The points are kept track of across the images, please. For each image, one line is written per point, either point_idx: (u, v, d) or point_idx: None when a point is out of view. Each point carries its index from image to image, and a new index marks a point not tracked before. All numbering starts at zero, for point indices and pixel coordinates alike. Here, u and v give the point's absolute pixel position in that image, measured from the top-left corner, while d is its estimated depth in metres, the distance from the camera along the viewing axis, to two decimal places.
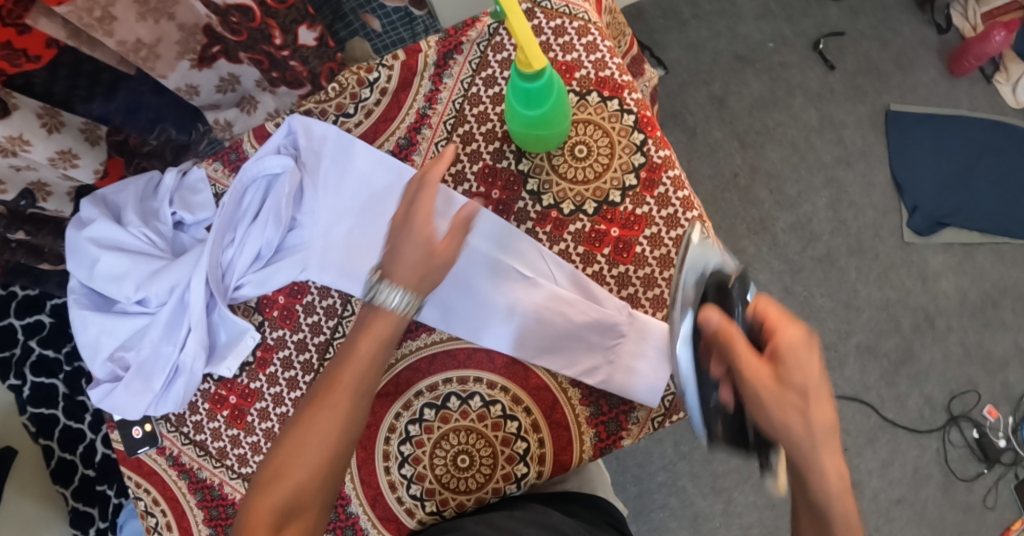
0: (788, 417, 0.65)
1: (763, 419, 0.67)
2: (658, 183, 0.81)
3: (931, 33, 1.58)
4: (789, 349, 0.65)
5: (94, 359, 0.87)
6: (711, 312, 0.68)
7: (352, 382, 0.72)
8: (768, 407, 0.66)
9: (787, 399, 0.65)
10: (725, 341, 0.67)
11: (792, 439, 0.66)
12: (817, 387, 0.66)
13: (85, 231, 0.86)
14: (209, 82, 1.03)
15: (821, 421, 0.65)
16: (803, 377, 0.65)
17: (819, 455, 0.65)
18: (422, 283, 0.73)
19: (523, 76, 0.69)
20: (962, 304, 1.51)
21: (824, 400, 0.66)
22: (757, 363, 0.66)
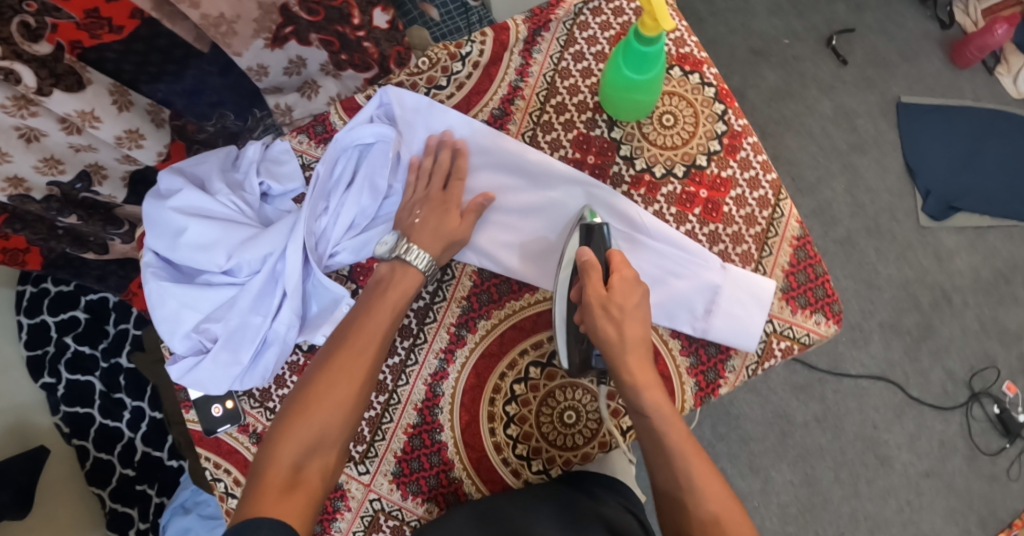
0: (605, 326, 0.74)
1: (598, 336, 0.75)
2: (740, 148, 0.85)
3: (934, 28, 1.67)
4: (620, 270, 0.76)
5: (174, 333, 0.83)
6: (586, 249, 0.77)
7: (377, 327, 0.77)
8: (596, 321, 0.75)
9: (611, 312, 0.74)
10: (584, 268, 0.76)
11: (604, 344, 0.75)
12: (634, 309, 0.75)
13: (169, 200, 0.83)
14: (278, 64, 1.03)
15: (635, 332, 0.74)
16: (624, 301, 0.75)
17: (630, 357, 0.74)
18: (443, 247, 0.80)
19: (641, 40, 0.70)
20: (976, 281, 1.58)
21: (640, 318, 0.75)
22: (598, 281, 0.76)
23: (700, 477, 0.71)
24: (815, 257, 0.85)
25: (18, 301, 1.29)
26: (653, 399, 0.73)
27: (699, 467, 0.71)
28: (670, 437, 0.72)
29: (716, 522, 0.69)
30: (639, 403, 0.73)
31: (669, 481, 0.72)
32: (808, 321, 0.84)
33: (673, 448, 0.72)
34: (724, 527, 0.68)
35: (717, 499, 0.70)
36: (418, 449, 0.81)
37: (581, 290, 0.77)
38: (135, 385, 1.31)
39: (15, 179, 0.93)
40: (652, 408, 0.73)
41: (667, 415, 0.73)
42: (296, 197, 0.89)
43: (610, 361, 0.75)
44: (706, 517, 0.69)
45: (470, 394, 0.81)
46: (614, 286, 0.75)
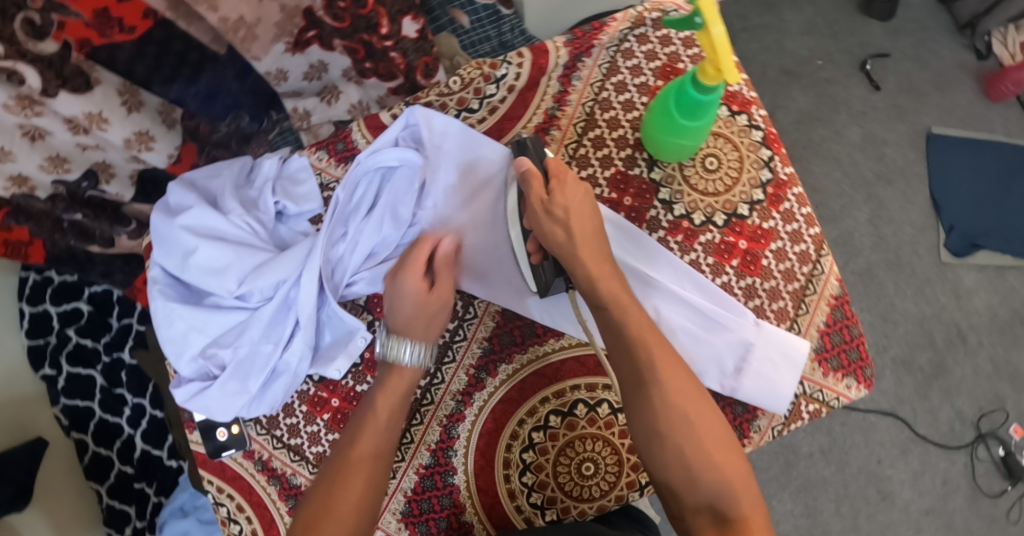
0: (553, 230, 0.72)
1: (545, 239, 0.73)
2: (783, 199, 0.82)
3: (970, 58, 1.61)
4: (559, 176, 0.73)
5: (181, 356, 0.80)
6: (523, 158, 0.74)
7: (376, 431, 0.71)
8: (541, 226, 0.73)
9: (555, 212, 0.72)
10: (525, 177, 0.73)
11: (554, 245, 0.73)
12: (580, 208, 0.72)
13: (179, 217, 0.79)
14: (297, 69, 0.99)
15: (583, 228, 0.72)
16: (568, 202, 0.72)
17: (583, 251, 0.71)
18: (430, 330, 0.75)
19: (700, 87, 0.66)
20: (992, 321, 1.54)
21: (587, 216, 0.72)
22: (540, 187, 0.73)
23: (666, 374, 0.67)
24: (852, 317, 0.82)
25: (20, 289, 1.23)
26: (608, 291, 0.71)
27: (663, 361, 0.68)
28: (634, 330, 0.69)
29: (685, 419, 0.65)
30: (594, 296, 0.71)
31: (634, 379, 0.68)
32: (839, 385, 0.81)
33: (639, 343, 0.69)
34: (692, 424, 0.65)
35: (684, 399, 0.66)
36: (428, 490, 0.77)
37: (524, 200, 0.75)
38: (136, 382, 1.27)
39: (18, 177, 0.92)
40: (609, 302, 0.71)
41: (625, 307, 0.71)
42: (312, 217, 0.84)
43: (561, 260, 0.73)
44: (674, 414, 0.66)
45: (486, 439, 0.78)
46: (555, 190, 0.72)
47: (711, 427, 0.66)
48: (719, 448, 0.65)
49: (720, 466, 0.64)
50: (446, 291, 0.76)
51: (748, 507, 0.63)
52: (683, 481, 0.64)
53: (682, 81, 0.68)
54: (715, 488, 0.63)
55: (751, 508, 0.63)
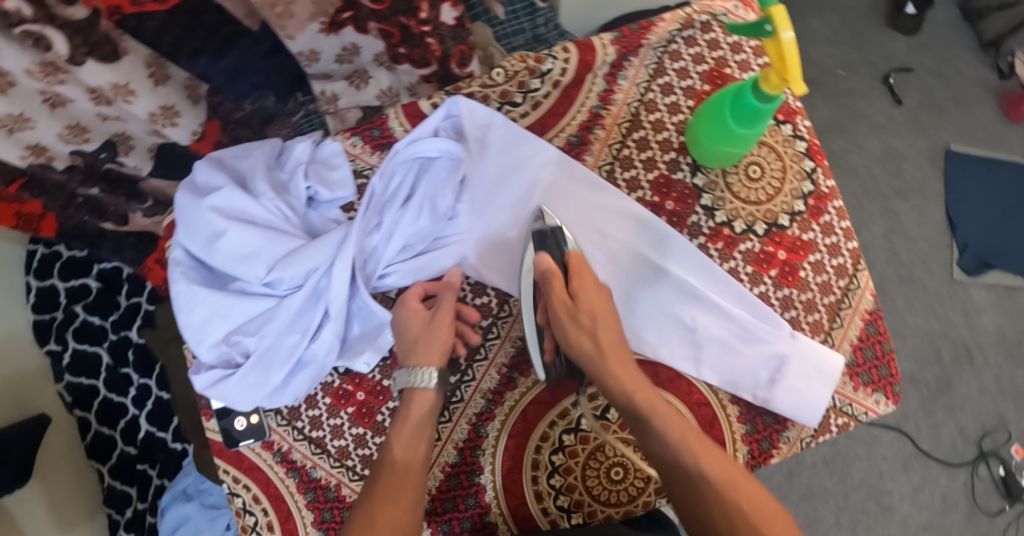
0: (578, 338, 0.73)
1: (573, 349, 0.73)
2: (824, 211, 0.81)
3: (991, 76, 1.56)
4: (580, 273, 0.74)
5: (201, 342, 0.77)
6: (543, 255, 0.74)
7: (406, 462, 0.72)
8: (569, 335, 0.74)
9: (580, 319, 0.73)
10: (545, 276, 0.74)
11: (580, 352, 0.74)
12: (605, 313, 0.74)
13: (208, 198, 0.77)
14: (330, 50, 0.96)
15: (609, 338, 0.74)
16: (593, 308, 0.73)
17: (610, 362, 0.73)
18: (439, 350, 0.75)
19: (760, 96, 0.68)
20: (1000, 339, 1.48)
21: (610, 323, 0.74)
22: (561, 288, 0.74)
23: (712, 470, 0.68)
24: (885, 333, 0.81)
25: (29, 261, 1.20)
26: (640, 397, 0.72)
27: (706, 456, 0.69)
28: (675, 437, 0.70)
29: (739, 512, 0.67)
30: (630, 407, 0.72)
31: (683, 480, 0.69)
32: (868, 400, 0.80)
33: (680, 446, 0.69)
34: (747, 514, 0.67)
35: (735, 484, 0.68)
36: (453, 489, 0.76)
37: (546, 299, 0.75)
38: (143, 362, 1.24)
39: (36, 147, 0.86)
40: (645, 410, 0.71)
41: (660, 413, 0.71)
42: (344, 205, 0.82)
43: (590, 370, 0.73)
44: (728, 506, 0.67)
45: (515, 440, 0.76)
46: (578, 293, 0.73)
47: (768, 513, 0.67)
48: (781, 532, 0.66)
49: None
50: (446, 313, 0.76)
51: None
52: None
53: (741, 87, 0.70)
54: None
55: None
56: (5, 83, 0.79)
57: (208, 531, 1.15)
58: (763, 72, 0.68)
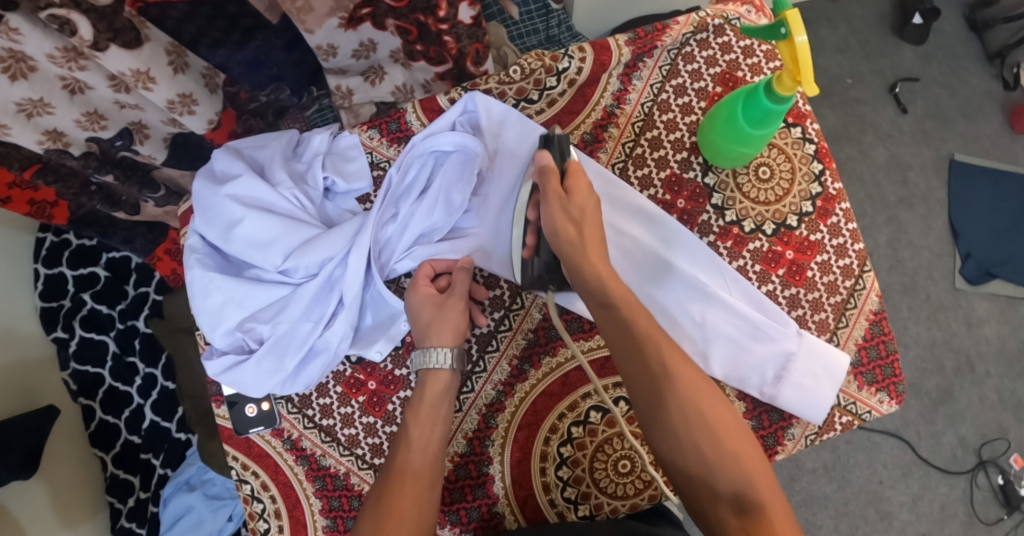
0: (565, 228, 0.72)
1: (556, 236, 0.72)
2: (832, 213, 0.82)
3: (997, 87, 1.56)
4: (578, 174, 0.74)
5: (216, 328, 0.79)
6: (545, 153, 0.75)
7: (421, 451, 0.72)
8: (555, 221, 0.72)
9: (570, 210, 0.72)
10: (543, 172, 0.74)
11: (562, 244, 0.72)
12: (593, 214, 0.73)
13: (226, 186, 0.78)
14: (348, 45, 0.96)
15: (594, 234, 0.72)
16: (583, 203, 0.73)
17: (592, 254, 0.71)
18: (452, 331, 0.75)
19: (773, 99, 0.69)
20: (1001, 351, 1.49)
21: (598, 222, 0.73)
22: (556, 183, 0.73)
23: (675, 366, 0.67)
24: (889, 334, 0.82)
25: (37, 249, 1.22)
26: (615, 289, 0.70)
27: (676, 362, 0.67)
28: (643, 327, 0.68)
29: (697, 411, 0.66)
30: (604, 298, 0.70)
31: (645, 372, 0.67)
32: (871, 399, 0.81)
33: (647, 338, 0.68)
34: (707, 415, 0.66)
35: (696, 385, 0.67)
36: (462, 479, 0.78)
37: (540, 197, 0.74)
38: (149, 351, 1.26)
39: (53, 132, 0.86)
40: (619, 299, 0.70)
41: (632, 304, 0.70)
42: (360, 196, 0.83)
43: (567, 259, 0.72)
44: (686, 402, 0.66)
45: (525, 431, 0.78)
46: (573, 190, 0.73)
47: (724, 419, 0.66)
48: (737, 440, 0.65)
49: (737, 456, 0.64)
50: (458, 293, 0.76)
51: (768, 497, 0.62)
52: (700, 472, 0.64)
53: (755, 89, 0.71)
54: (732, 477, 0.63)
55: (773, 500, 0.62)
56: (26, 68, 0.78)
57: (211, 520, 1.17)
58: (777, 73, 0.69)
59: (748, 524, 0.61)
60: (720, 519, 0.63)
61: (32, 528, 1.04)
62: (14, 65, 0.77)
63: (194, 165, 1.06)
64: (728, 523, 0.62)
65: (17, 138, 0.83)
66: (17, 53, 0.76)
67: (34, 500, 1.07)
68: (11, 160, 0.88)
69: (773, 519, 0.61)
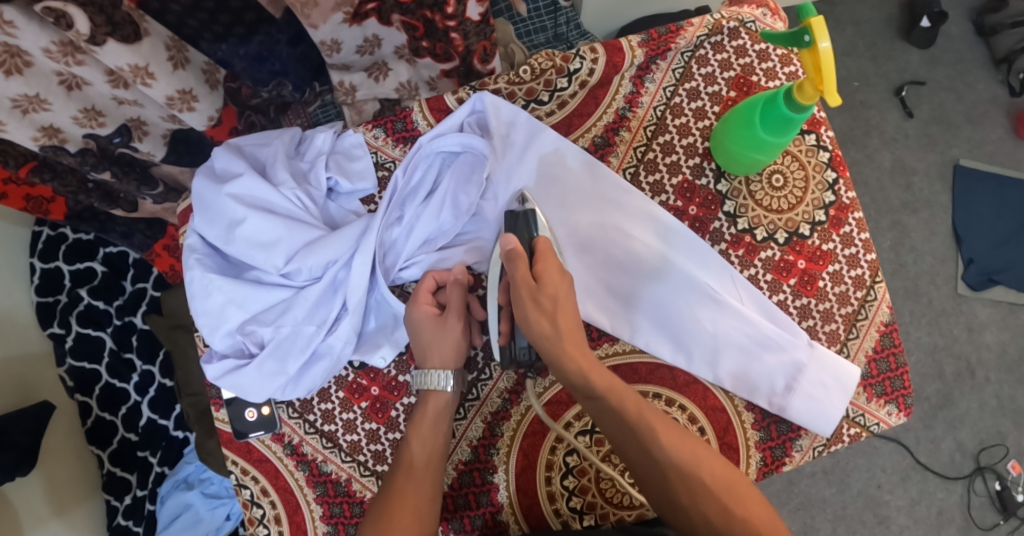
0: (540, 322, 0.69)
1: (531, 331, 0.69)
2: (845, 222, 0.81)
3: (1003, 93, 1.55)
4: (546, 256, 0.70)
5: (216, 331, 0.77)
6: (510, 236, 0.70)
7: (425, 456, 0.72)
8: (529, 316, 0.69)
9: (543, 302, 0.69)
10: (511, 257, 0.70)
11: (538, 336, 0.69)
12: (566, 300, 0.70)
13: (227, 185, 0.76)
14: (352, 41, 0.94)
15: (569, 321, 0.70)
16: (555, 290, 0.69)
17: (570, 347, 0.69)
18: (442, 353, 0.74)
19: (792, 106, 0.68)
20: (1002, 358, 1.47)
21: (572, 306, 0.71)
22: (526, 270, 0.69)
23: (664, 439, 0.67)
24: (899, 346, 0.81)
25: (33, 243, 1.21)
26: (598, 380, 0.69)
27: (666, 433, 0.68)
28: (633, 411, 0.68)
29: (698, 480, 0.66)
30: (588, 389, 0.69)
31: (643, 457, 0.67)
32: (880, 411, 0.80)
33: (636, 421, 0.68)
34: (707, 483, 0.66)
35: (695, 458, 0.67)
36: (466, 487, 0.77)
37: (509, 282, 0.71)
38: (147, 347, 1.24)
39: (49, 128, 0.83)
40: (604, 390, 0.69)
41: (618, 390, 0.69)
42: (364, 197, 0.81)
43: (547, 354, 0.70)
44: (689, 477, 0.66)
45: (530, 440, 0.77)
46: (543, 275, 0.69)
47: (728, 481, 0.66)
48: (748, 505, 0.65)
49: (747, 520, 0.64)
50: (457, 310, 0.74)
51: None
52: None
53: (774, 96, 0.70)
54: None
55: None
56: (22, 63, 0.75)
57: (208, 519, 1.16)
58: (798, 81, 0.68)
59: None
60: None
61: (29, 529, 1.03)
62: (8, 60, 0.74)
63: (194, 161, 1.04)
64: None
65: (13, 134, 0.81)
66: (13, 48, 0.73)
67: (31, 497, 1.06)
68: (6, 158, 0.87)
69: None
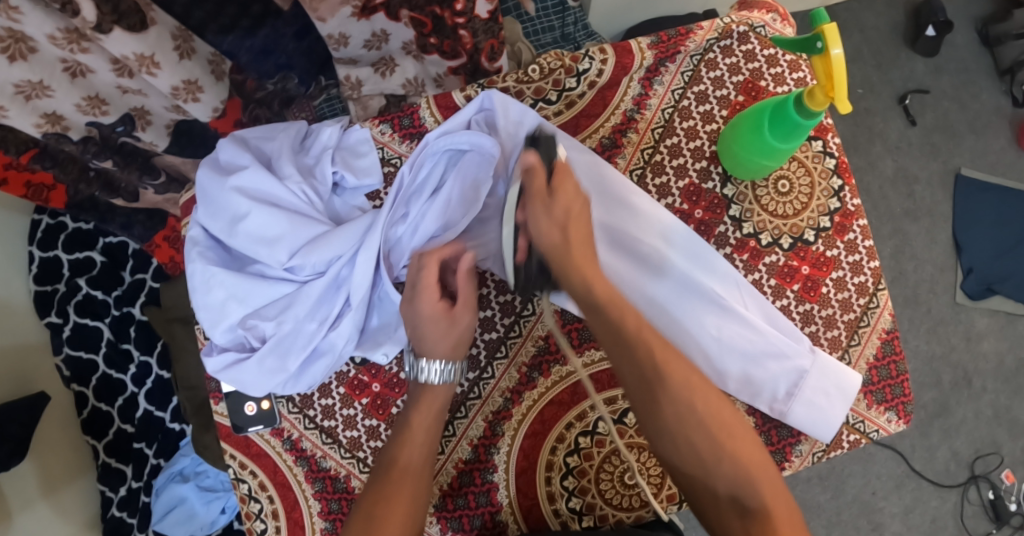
0: (549, 231, 0.68)
1: (541, 241, 0.68)
2: (849, 229, 0.81)
3: (1006, 103, 1.55)
4: (564, 173, 0.69)
5: (216, 325, 0.76)
6: (529, 152, 0.69)
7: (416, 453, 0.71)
8: (539, 225, 0.68)
9: (554, 211, 0.68)
10: (528, 172, 0.68)
11: (546, 244, 0.68)
12: (579, 212, 0.69)
13: (232, 178, 0.75)
14: (360, 35, 0.94)
15: (580, 232, 0.69)
16: (569, 202, 0.69)
17: (579, 255, 0.68)
18: (449, 347, 0.73)
19: (802, 112, 0.68)
20: (999, 368, 1.48)
21: (583, 220, 0.69)
22: (541, 183, 0.68)
23: (665, 363, 0.65)
24: (900, 353, 0.81)
25: (32, 231, 1.20)
26: (602, 291, 0.68)
27: (665, 355, 0.65)
28: (632, 328, 0.66)
29: (692, 410, 0.64)
30: (591, 301, 0.68)
31: (638, 379, 0.65)
32: (880, 418, 0.80)
33: (637, 338, 0.66)
34: (701, 414, 0.64)
35: (692, 386, 0.65)
36: (466, 486, 0.77)
37: (524, 197, 0.69)
38: (145, 339, 1.23)
39: (52, 116, 0.83)
40: (607, 301, 0.67)
41: (621, 305, 0.67)
42: (370, 193, 0.81)
43: (555, 263, 0.69)
44: (680, 405, 0.64)
45: (531, 440, 0.77)
46: (558, 187, 0.68)
47: (723, 416, 0.65)
48: (737, 439, 0.64)
49: (735, 456, 0.63)
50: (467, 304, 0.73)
51: (769, 496, 0.62)
52: (698, 477, 0.64)
53: (784, 102, 0.70)
54: (730, 477, 0.63)
55: (775, 500, 0.62)
56: (26, 49, 0.75)
57: (204, 514, 1.15)
58: (808, 87, 0.68)
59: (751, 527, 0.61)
60: (721, 518, 0.63)
61: (19, 515, 1.03)
62: (13, 46, 0.73)
63: (196, 153, 1.03)
64: (729, 523, 0.63)
65: (14, 120, 0.79)
66: (17, 33, 0.73)
67: (25, 485, 1.06)
68: (7, 144, 0.86)
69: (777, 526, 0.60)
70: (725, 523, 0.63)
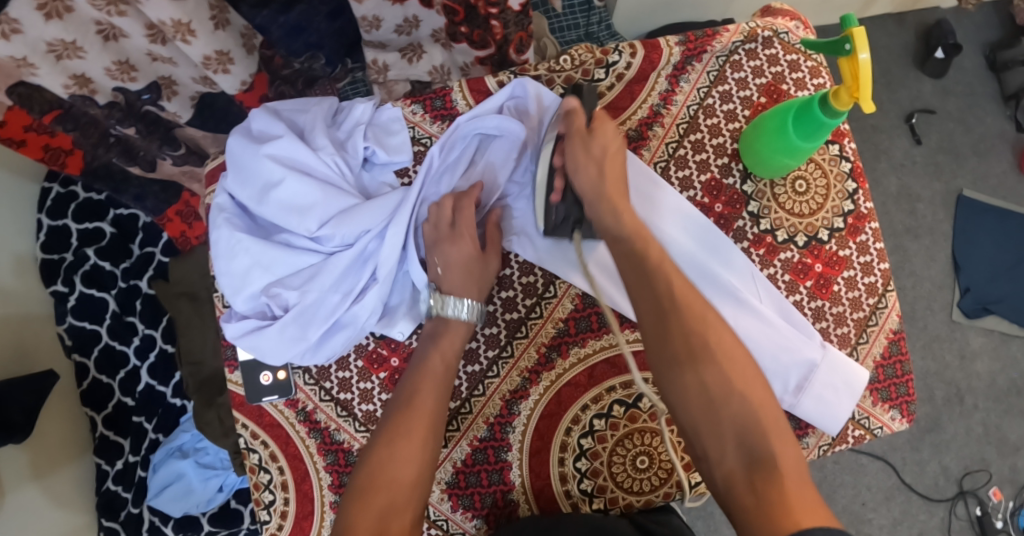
0: (586, 165, 0.73)
1: (578, 175, 0.73)
2: (862, 231, 0.83)
3: (1010, 128, 1.58)
4: (602, 118, 0.75)
5: (240, 291, 0.78)
6: (571, 99, 0.75)
7: (412, 450, 0.69)
8: (577, 159, 0.73)
9: (592, 148, 0.74)
10: (568, 113, 0.75)
11: (579, 176, 0.73)
12: (614, 154, 0.74)
13: (266, 146, 0.77)
14: (392, 19, 0.95)
15: (614, 170, 0.74)
16: (604, 140, 0.74)
17: (608, 186, 0.72)
18: (475, 275, 0.77)
19: (827, 110, 0.70)
20: (991, 387, 1.50)
21: (619, 160, 0.74)
22: (580, 123, 0.74)
23: (684, 298, 0.67)
24: (906, 354, 0.83)
25: (42, 200, 1.21)
26: (630, 224, 0.71)
27: (682, 287, 0.68)
28: (655, 260, 0.69)
29: (704, 342, 0.65)
30: (617, 232, 0.71)
31: (655, 310, 0.67)
32: (884, 415, 0.82)
33: (659, 267, 0.69)
34: (715, 351, 0.65)
35: (706, 324, 0.66)
36: (479, 464, 0.78)
37: (563, 137, 0.75)
38: (150, 314, 1.23)
39: (80, 77, 0.85)
40: (632, 234, 0.71)
41: (646, 239, 0.71)
42: (399, 170, 0.83)
43: (587, 198, 0.73)
44: (697, 341, 0.65)
45: (546, 422, 0.78)
46: (596, 127, 0.74)
47: (737, 358, 0.65)
48: (749, 383, 0.64)
49: (745, 396, 0.63)
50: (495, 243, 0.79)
51: (779, 447, 0.61)
52: (707, 417, 0.63)
53: (808, 102, 0.72)
54: (740, 418, 0.62)
55: (785, 453, 0.61)
56: (62, 8, 0.75)
57: (200, 490, 1.15)
58: (833, 88, 0.70)
59: (757, 476, 0.59)
60: (727, 468, 0.61)
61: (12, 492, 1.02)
62: (50, 5, 0.74)
63: (219, 127, 1.04)
64: (733, 472, 0.61)
65: (44, 79, 0.81)
66: None
67: (16, 463, 1.05)
68: (32, 104, 0.86)
69: (782, 472, 0.59)
70: (730, 474, 0.61)
